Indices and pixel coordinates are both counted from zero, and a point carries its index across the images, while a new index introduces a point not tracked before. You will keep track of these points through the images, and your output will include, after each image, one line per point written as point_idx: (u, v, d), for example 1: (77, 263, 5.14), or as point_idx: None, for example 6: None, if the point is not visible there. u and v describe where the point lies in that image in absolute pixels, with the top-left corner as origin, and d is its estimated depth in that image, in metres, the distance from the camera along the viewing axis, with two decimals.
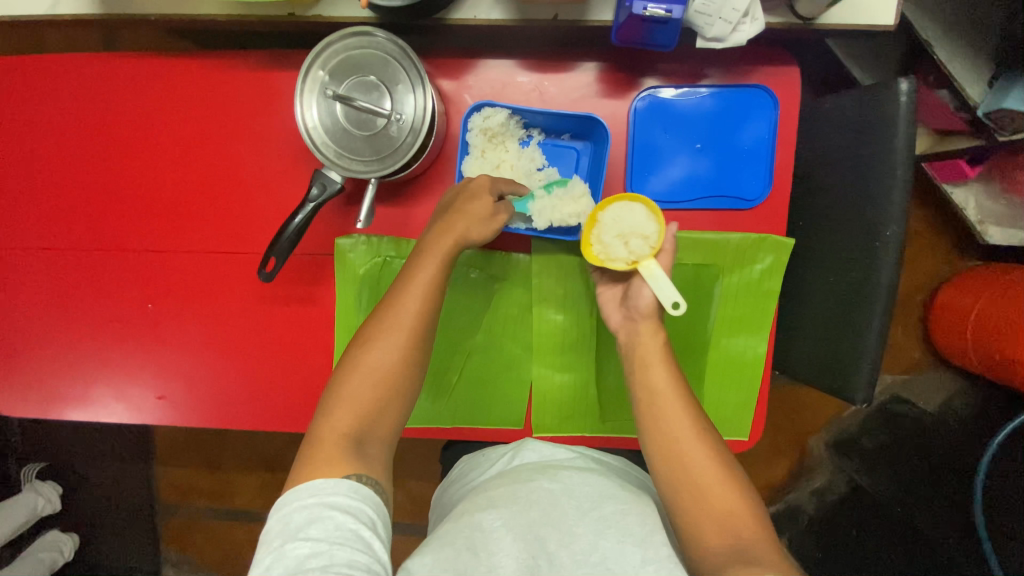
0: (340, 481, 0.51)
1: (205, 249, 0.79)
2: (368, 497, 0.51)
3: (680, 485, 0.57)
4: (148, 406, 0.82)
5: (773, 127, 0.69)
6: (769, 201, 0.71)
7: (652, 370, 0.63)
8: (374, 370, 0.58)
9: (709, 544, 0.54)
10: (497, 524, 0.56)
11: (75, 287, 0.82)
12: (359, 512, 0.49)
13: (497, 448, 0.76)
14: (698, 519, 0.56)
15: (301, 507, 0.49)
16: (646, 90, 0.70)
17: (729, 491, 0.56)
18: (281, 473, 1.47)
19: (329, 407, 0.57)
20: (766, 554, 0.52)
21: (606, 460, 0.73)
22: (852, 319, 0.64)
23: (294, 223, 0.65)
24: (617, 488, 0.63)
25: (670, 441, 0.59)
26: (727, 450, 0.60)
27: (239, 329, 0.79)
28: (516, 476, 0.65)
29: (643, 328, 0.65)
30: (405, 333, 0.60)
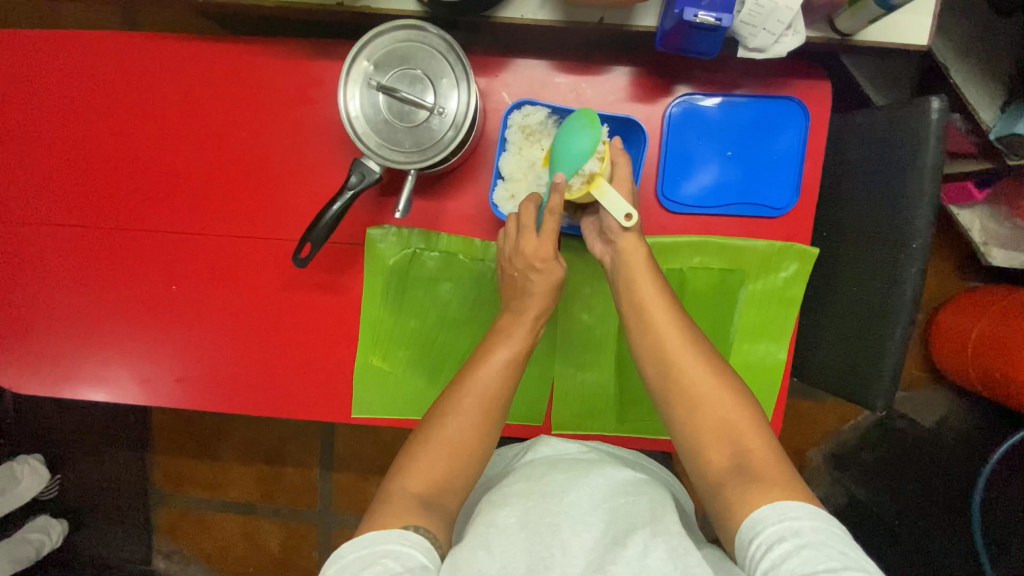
0: (393, 530, 0.52)
1: (232, 233, 0.79)
2: (418, 543, 0.51)
3: (675, 402, 0.59)
4: (165, 388, 0.81)
5: (803, 139, 0.71)
6: (795, 211, 0.73)
7: (640, 285, 0.63)
8: (452, 442, 0.60)
9: (711, 461, 0.56)
10: (511, 521, 0.55)
11: (97, 265, 0.81)
12: (407, 559, 0.49)
13: (515, 446, 0.77)
14: (695, 432, 0.57)
15: (353, 558, 0.49)
16: (680, 96, 0.72)
17: (725, 401, 0.58)
18: (280, 466, 1.46)
19: (402, 469, 0.59)
20: (765, 463, 0.54)
21: (625, 456, 0.74)
22: (873, 327, 0.66)
23: (332, 211, 0.66)
24: (629, 479, 0.63)
25: (661, 357, 0.61)
26: (722, 363, 0.60)
27: (263, 315, 0.80)
28: (525, 470, 0.65)
29: (626, 242, 0.64)
30: (479, 406, 0.62)
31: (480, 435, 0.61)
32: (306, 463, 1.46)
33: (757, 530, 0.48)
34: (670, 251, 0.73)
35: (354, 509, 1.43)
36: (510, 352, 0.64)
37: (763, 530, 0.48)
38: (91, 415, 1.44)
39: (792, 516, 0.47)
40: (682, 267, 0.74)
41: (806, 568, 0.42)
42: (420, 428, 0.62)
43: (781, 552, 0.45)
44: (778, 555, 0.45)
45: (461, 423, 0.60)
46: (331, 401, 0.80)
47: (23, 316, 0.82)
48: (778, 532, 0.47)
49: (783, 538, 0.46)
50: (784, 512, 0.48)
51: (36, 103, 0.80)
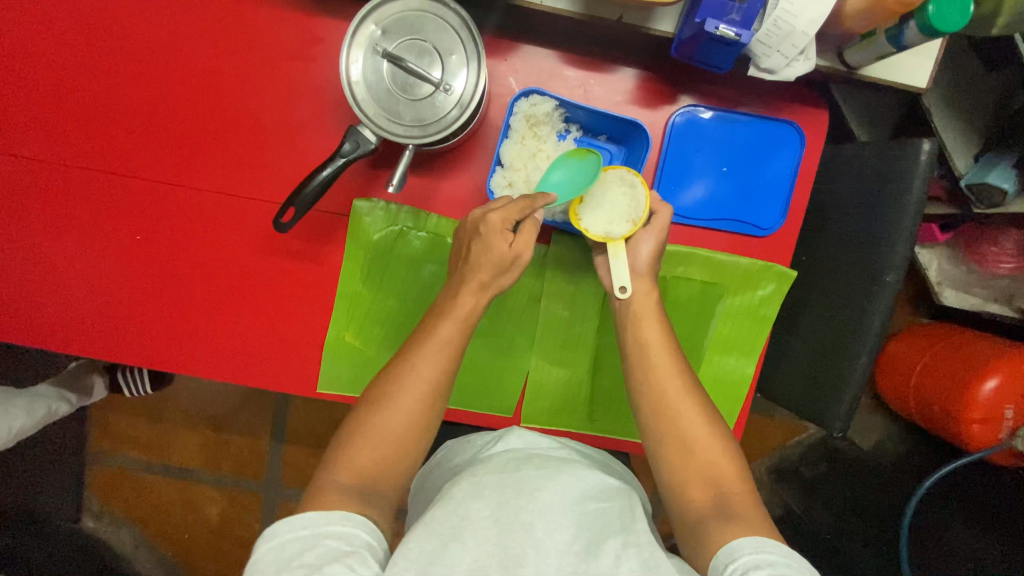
0: (331, 513, 0.52)
1: (207, 187, 0.74)
2: (360, 523, 0.52)
3: (669, 441, 0.60)
4: (117, 343, 0.77)
5: (795, 164, 0.73)
6: (780, 232, 0.74)
7: (644, 327, 0.64)
8: (388, 428, 0.59)
9: (692, 499, 0.57)
10: (485, 515, 0.55)
11: (47, 203, 0.75)
12: (353, 538, 0.50)
13: (484, 434, 0.76)
14: (682, 472, 0.59)
15: (293, 537, 0.49)
16: (684, 106, 0.72)
17: (714, 447, 0.59)
18: (228, 434, 1.41)
19: (334, 455, 0.59)
20: (745, 506, 0.55)
21: (593, 455, 0.74)
22: (841, 353, 0.69)
23: (320, 176, 0.63)
24: (602, 485, 0.62)
25: (659, 396, 0.61)
26: (714, 410, 0.62)
27: (233, 276, 0.76)
28: (495, 466, 0.64)
29: (642, 286, 0.65)
30: (419, 394, 0.61)
31: (420, 422, 0.61)
32: (256, 432, 1.41)
33: (733, 558, 0.50)
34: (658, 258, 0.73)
35: (302, 482, 1.40)
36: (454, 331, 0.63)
37: (739, 556, 0.50)
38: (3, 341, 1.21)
39: (768, 550, 0.49)
40: (666, 275, 0.75)
41: None
42: (358, 409, 0.61)
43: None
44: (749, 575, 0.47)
45: (402, 411, 0.60)
46: (296, 373, 0.77)
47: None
48: (753, 561, 0.49)
49: (759, 566, 0.48)
50: (762, 545, 0.50)
51: None
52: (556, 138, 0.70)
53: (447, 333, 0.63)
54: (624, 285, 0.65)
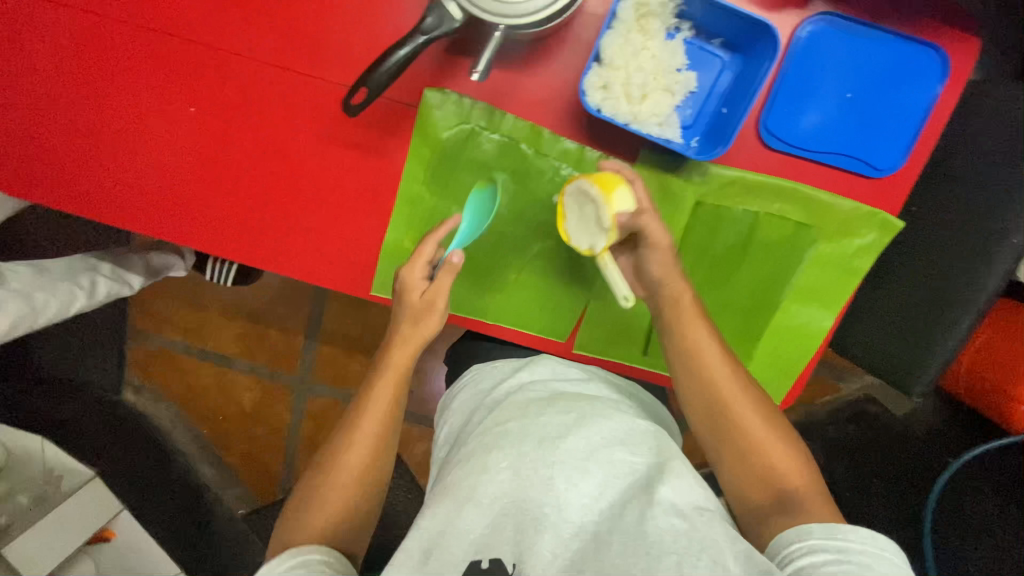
0: (288, 550, 0.62)
1: (266, 59, 0.68)
2: (311, 549, 0.62)
3: (722, 441, 0.64)
4: (168, 223, 0.74)
5: (931, 97, 0.64)
6: (897, 175, 0.66)
7: (686, 324, 0.65)
8: (353, 456, 0.68)
9: (751, 495, 0.63)
10: (504, 467, 0.63)
11: (95, 62, 0.69)
12: (310, 560, 0.61)
13: (509, 359, 0.78)
14: (738, 470, 0.64)
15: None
16: (815, 15, 0.62)
17: (771, 444, 0.63)
18: (264, 328, 1.44)
19: (308, 489, 0.68)
20: (809, 498, 0.60)
21: (624, 388, 0.75)
22: (937, 318, 0.64)
23: (397, 56, 0.56)
24: (630, 425, 0.66)
25: (714, 397, 0.64)
26: (768, 406, 0.65)
27: (290, 164, 0.71)
28: (518, 407, 0.68)
29: (675, 289, 0.66)
30: (378, 420, 0.69)
31: (388, 431, 0.70)
32: (292, 329, 1.43)
33: (798, 539, 0.56)
34: (753, 190, 0.67)
35: (334, 380, 1.44)
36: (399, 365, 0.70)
37: (809, 539, 0.56)
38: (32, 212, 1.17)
39: (838, 537, 0.55)
40: (758, 210, 0.68)
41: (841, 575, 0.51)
42: (326, 450, 0.70)
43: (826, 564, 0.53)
44: (817, 558, 0.54)
45: (371, 430, 0.69)
46: (350, 273, 0.75)
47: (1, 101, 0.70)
48: (821, 544, 0.55)
49: (828, 551, 0.54)
50: (832, 533, 0.55)
51: None
52: (664, 36, 0.60)
53: (396, 368, 0.71)
54: (627, 295, 0.62)
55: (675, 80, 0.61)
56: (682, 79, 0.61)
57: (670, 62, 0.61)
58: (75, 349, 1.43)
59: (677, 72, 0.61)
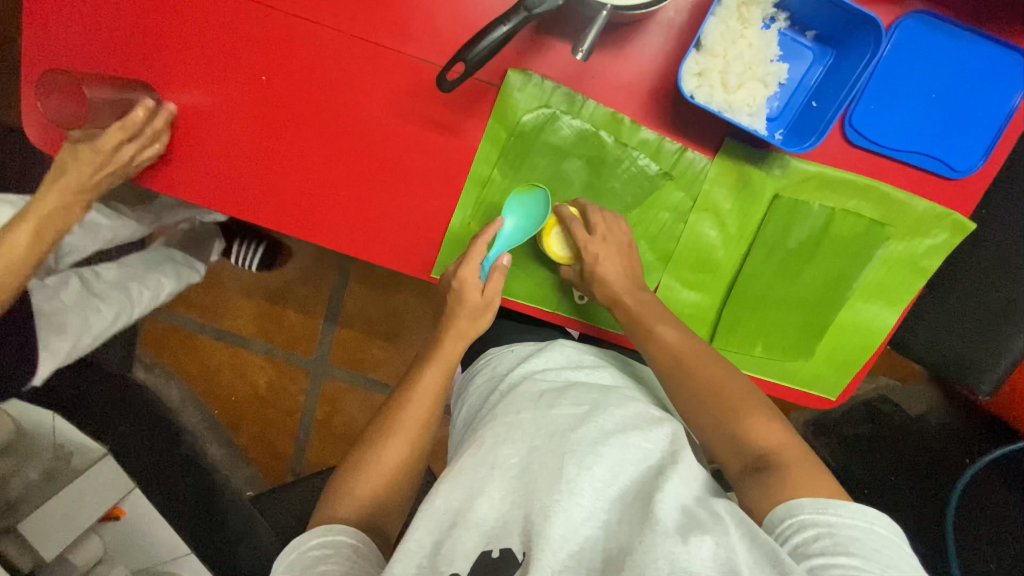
0: (312, 533, 0.59)
1: (344, 29, 0.66)
2: (339, 530, 0.59)
3: (701, 417, 0.63)
4: (227, 194, 0.71)
5: (1016, 102, 0.64)
6: (973, 178, 0.67)
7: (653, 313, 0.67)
8: (395, 433, 0.65)
9: (733, 464, 0.60)
10: (514, 460, 0.61)
11: (164, 22, 0.66)
12: (336, 541, 0.58)
13: (526, 344, 0.78)
14: (721, 441, 0.61)
15: (285, 557, 0.57)
16: (912, 13, 0.62)
17: (758, 416, 0.61)
18: (284, 308, 1.41)
19: (349, 469, 0.64)
20: (795, 463, 0.57)
21: (638, 373, 0.77)
22: (1011, 316, 0.67)
23: (498, 32, 0.55)
24: (644, 413, 0.65)
25: (677, 373, 0.65)
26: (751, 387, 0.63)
27: (361, 139, 0.69)
28: (530, 397, 0.67)
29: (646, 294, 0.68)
30: (428, 401, 0.67)
31: (427, 427, 0.67)
32: (312, 311, 1.41)
33: (791, 513, 0.53)
34: (829, 185, 0.67)
35: (353, 364, 1.42)
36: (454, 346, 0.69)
37: (799, 514, 0.53)
38: None
39: (828, 512, 0.52)
40: (834, 207, 0.68)
41: (836, 551, 0.49)
42: (371, 426, 0.67)
43: (823, 542, 0.51)
44: (809, 534, 0.52)
45: (410, 424, 0.66)
46: (414, 254, 0.73)
47: (56, 54, 0.67)
48: (814, 520, 0.52)
49: (821, 527, 0.51)
50: (822, 507, 0.53)
51: None
52: (761, 25, 0.60)
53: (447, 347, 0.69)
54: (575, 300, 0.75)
55: (768, 72, 0.61)
56: (773, 71, 0.62)
57: (764, 52, 0.61)
58: None
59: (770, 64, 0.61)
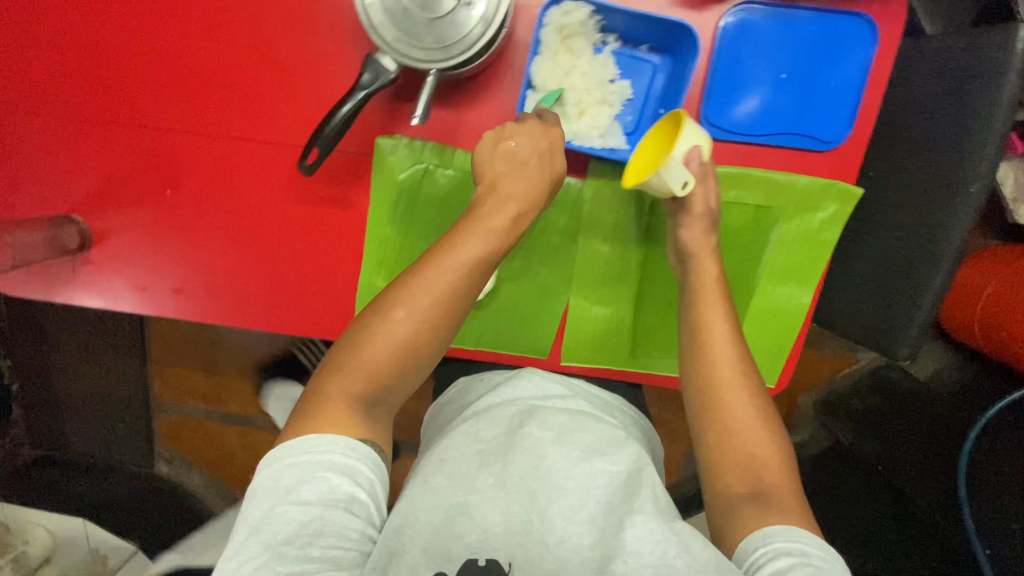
0: (337, 439, 0.56)
1: (228, 134, 0.72)
2: (364, 455, 0.56)
3: (710, 427, 0.64)
4: (162, 300, 0.78)
5: (868, 64, 0.64)
6: (847, 145, 0.66)
7: (707, 305, 0.67)
8: (400, 339, 0.61)
9: (730, 485, 0.61)
10: (489, 482, 0.60)
11: (75, 162, 0.74)
12: (354, 472, 0.55)
13: (495, 373, 0.79)
14: (722, 459, 0.63)
15: (294, 461, 0.55)
16: (739, 5, 0.64)
17: (761, 440, 0.63)
18: (277, 383, 1.47)
19: (346, 362, 0.61)
20: (782, 494, 0.59)
21: (604, 401, 0.76)
22: (909, 276, 0.64)
23: (342, 113, 0.59)
24: (610, 436, 0.66)
25: (710, 375, 0.66)
26: (766, 402, 0.65)
27: (265, 226, 0.75)
28: (501, 424, 0.67)
29: (690, 222, 0.67)
30: (444, 300, 0.62)
31: (421, 344, 0.62)
32: (306, 380, 1.46)
33: (766, 542, 0.55)
34: None
35: None
36: (482, 247, 0.63)
37: (773, 542, 0.55)
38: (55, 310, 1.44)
39: (800, 541, 0.54)
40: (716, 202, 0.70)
41: None
42: (371, 310, 0.62)
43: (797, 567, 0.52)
44: (782, 564, 0.53)
45: (417, 323, 0.61)
46: (335, 320, 0.77)
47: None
48: (787, 547, 0.54)
49: (793, 553, 0.53)
50: (794, 536, 0.55)
51: None
52: (589, 51, 0.64)
53: (475, 251, 0.63)
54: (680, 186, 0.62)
55: (606, 93, 0.65)
56: (612, 90, 0.65)
57: (598, 75, 0.65)
58: (107, 429, 1.50)
59: (608, 84, 0.65)
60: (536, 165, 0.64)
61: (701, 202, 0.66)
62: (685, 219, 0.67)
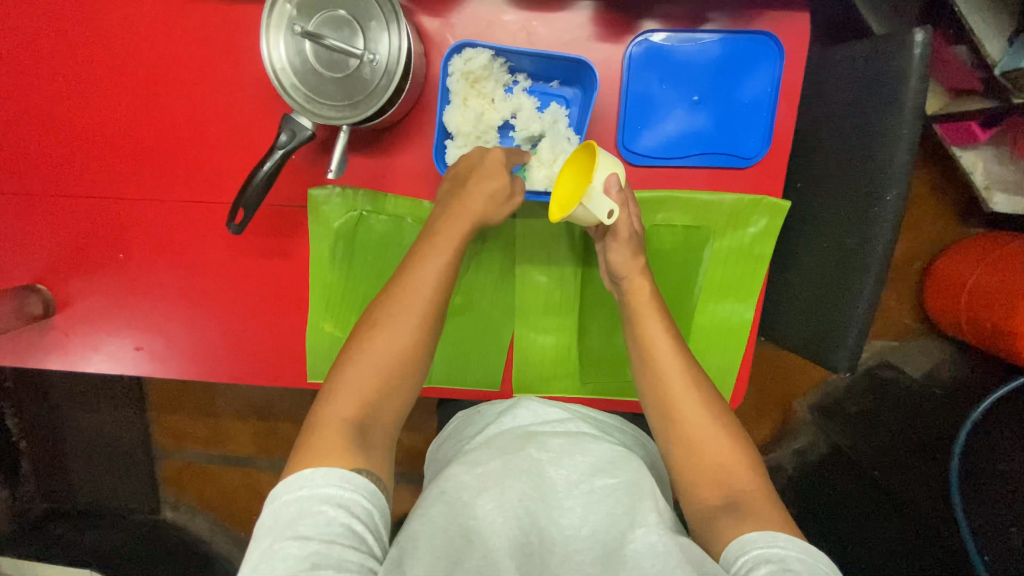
0: (332, 471, 0.52)
1: (178, 196, 0.77)
2: (361, 486, 0.52)
3: (672, 443, 0.61)
4: (127, 358, 0.81)
5: (777, 79, 0.65)
6: (767, 159, 0.67)
7: (645, 324, 0.65)
8: (380, 357, 0.60)
9: (703, 498, 0.58)
10: (489, 507, 0.54)
11: (44, 232, 0.80)
12: (352, 503, 0.50)
13: (493, 404, 0.73)
14: (692, 473, 0.59)
15: (290, 499, 0.50)
16: (642, 34, 0.65)
17: (720, 445, 0.59)
18: (270, 423, 1.48)
19: (331, 390, 0.59)
20: (758, 502, 0.56)
21: (605, 421, 0.71)
22: (842, 287, 0.62)
23: (263, 171, 0.62)
24: (612, 453, 0.61)
25: (662, 395, 0.62)
26: (727, 412, 0.62)
27: (217, 280, 0.78)
28: (497, 446, 0.61)
29: (614, 245, 0.65)
30: (420, 312, 0.62)
31: (407, 370, 0.62)
32: (300, 418, 1.47)
33: (745, 551, 0.51)
34: None
35: None
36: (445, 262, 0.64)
37: (751, 550, 0.50)
38: (57, 372, 1.46)
39: (780, 545, 0.50)
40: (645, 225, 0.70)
41: None
42: (352, 337, 0.62)
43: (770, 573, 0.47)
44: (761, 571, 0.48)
45: (396, 334, 0.61)
46: (289, 367, 0.79)
47: None
48: (764, 554, 0.50)
49: (770, 560, 0.49)
50: (773, 539, 0.51)
51: None
52: (501, 93, 0.67)
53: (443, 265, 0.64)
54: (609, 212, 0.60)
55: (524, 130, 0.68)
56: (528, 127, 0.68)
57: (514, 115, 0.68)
58: (108, 482, 1.52)
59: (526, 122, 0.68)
60: (492, 171, 0.63)
61: (626, 224, 0.63)
62: (612, 243, 0.65)
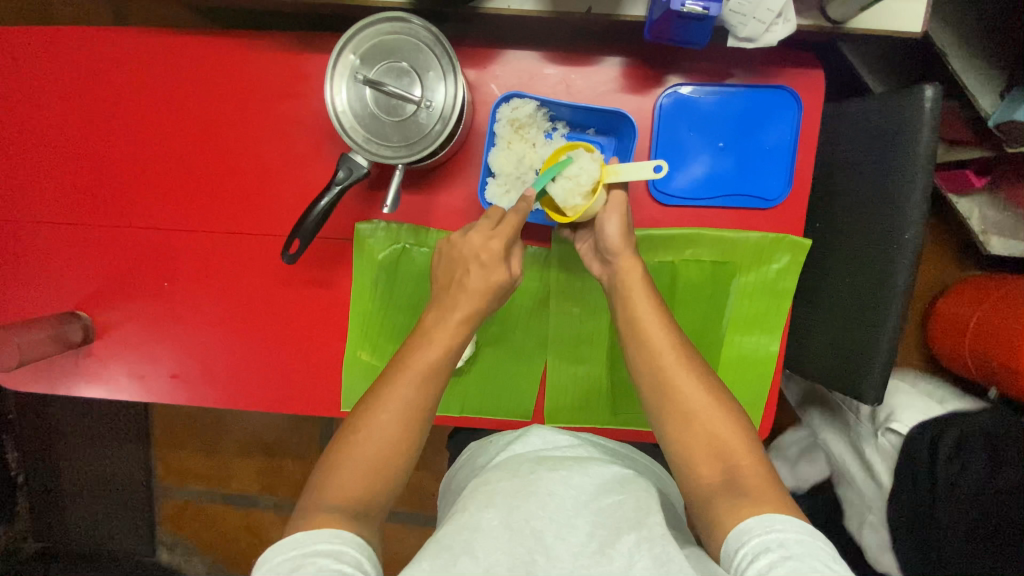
0: (321, 531, 0.50)
1: (225, 229, 0.80)
2: (350, 539, 0.50)
3: (666, 418, 0.59)
4: (160, 385, 0.82)
5: (796, 129, 0.70)
6: (788, 201, 0.72)
7: (638, 300, 0.63)
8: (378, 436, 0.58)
9: (701, 475, 0.56)
10: (496, 522, 0.53)
11: (90, 262, 0.83)
12: (342, 554, 0.49)
13: (506, 432, 0.75)
14: (688, 448, 0.57)
15: (281, 561, 0.48)
16: (671, 87, 0.72)
17: (717, 418, 0.58)
18: (277, 461, 1.45)
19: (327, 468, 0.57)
20: (755, 479, 0.55)
21: (612, 447, 0.73)
22: (866, 318, 0.65)
23: (320, 207, 0.65)
24: (616, 477, 0.62)
25: (656, 371, 0.60)
26: (723, 392, 0.60)
27: (257, 309, 0.80)
28: (510, 468, 0.62)
29: (626, 260, 0.65)
30: (413, 390, 0.60)
31: (406, 444, 0.59)
32: (308, 454, 1.45)
33: (743, 541, 0.50)
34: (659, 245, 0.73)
35: None
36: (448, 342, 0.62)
37: (748, 540, 0.50)
38: (63, 404, 1.43)
39: (776, 529, 0.50)
40: (673, 260, 0.74)
41: None
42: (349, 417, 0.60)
43: (768, 562, 0.47)
44: (761, 564, 0.48)
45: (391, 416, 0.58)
46: (323, 396, 0.80)
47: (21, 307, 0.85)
48: (763, 544, 0.49)
49: (770, 549, 0.48)
50: (769, 525, 0.50)
51: (35, 109, 0.82)
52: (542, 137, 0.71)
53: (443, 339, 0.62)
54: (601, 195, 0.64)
55: None
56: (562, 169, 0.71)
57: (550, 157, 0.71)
58: (105, 519, 1.48)
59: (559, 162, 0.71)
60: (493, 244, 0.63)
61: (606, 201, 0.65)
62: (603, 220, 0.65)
